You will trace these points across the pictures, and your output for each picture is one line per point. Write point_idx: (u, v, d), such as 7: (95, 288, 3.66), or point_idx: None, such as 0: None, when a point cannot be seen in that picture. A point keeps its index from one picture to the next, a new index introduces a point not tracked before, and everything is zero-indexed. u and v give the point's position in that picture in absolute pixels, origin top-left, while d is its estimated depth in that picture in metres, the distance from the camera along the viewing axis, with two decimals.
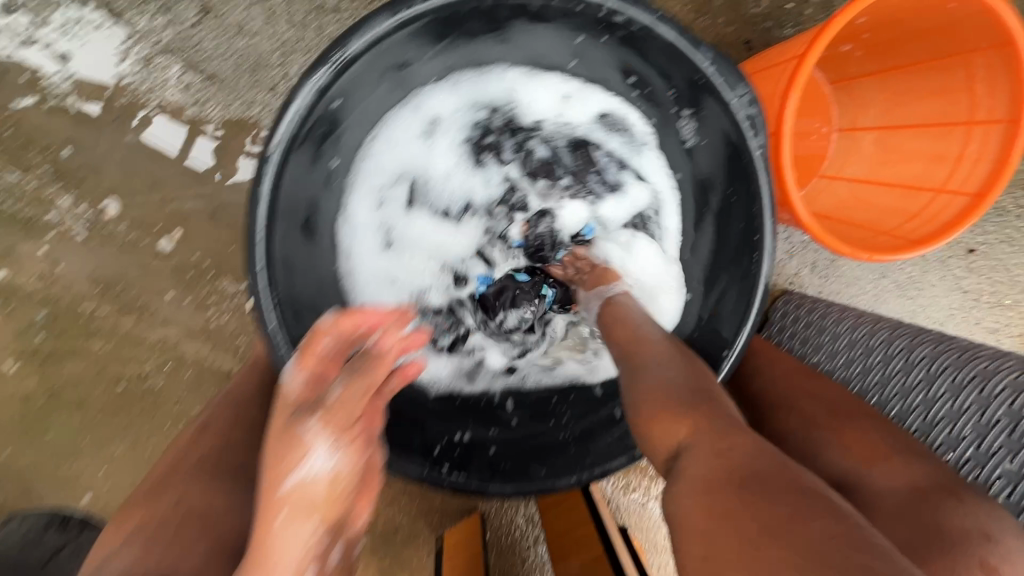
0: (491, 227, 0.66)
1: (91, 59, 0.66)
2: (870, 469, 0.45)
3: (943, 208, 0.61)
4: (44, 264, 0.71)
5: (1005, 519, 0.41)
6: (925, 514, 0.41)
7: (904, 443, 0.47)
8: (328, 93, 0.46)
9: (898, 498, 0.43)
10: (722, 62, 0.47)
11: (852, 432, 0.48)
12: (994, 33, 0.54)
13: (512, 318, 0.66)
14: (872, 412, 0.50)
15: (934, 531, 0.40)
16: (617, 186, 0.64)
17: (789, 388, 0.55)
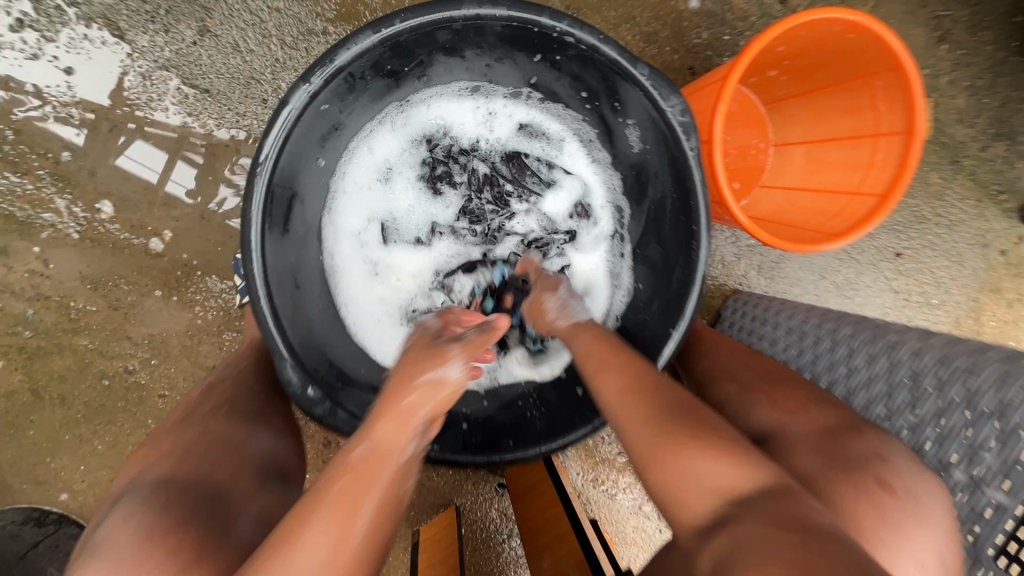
0: (461, 241, 0.72)
1: (94, 72, 0.72)
2: (791, 420, 0.52)
3: (858, 207, 0.70)
4: (36, 263, 0.74)
5: (897, 445, 0.50)
6: (837, 448, 0.49)
7: (822, 398, 0.55)
8: (317, 99, 0.53)
9: (814, 438, 0.50)
10: (657, 77, 0.54)
11: (779, 394, 0.55)
12: (888, 58, 0.64)
13: (461, 285, 0.70)
14: (798, 379, 0.58)
15: (842, 458, 0.48)
16: (553, 182, 0.72)
17: (729, 363, 0.63)
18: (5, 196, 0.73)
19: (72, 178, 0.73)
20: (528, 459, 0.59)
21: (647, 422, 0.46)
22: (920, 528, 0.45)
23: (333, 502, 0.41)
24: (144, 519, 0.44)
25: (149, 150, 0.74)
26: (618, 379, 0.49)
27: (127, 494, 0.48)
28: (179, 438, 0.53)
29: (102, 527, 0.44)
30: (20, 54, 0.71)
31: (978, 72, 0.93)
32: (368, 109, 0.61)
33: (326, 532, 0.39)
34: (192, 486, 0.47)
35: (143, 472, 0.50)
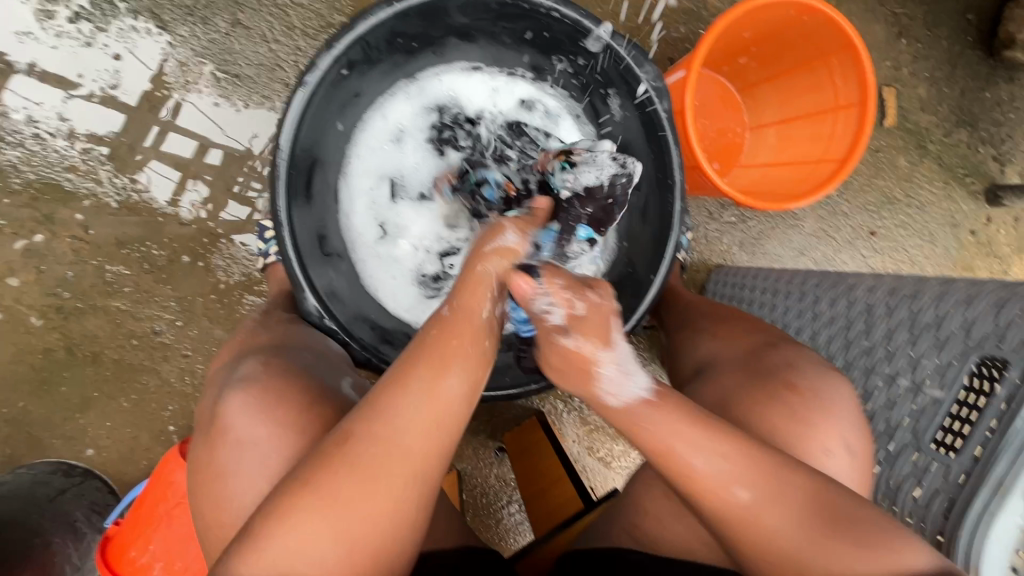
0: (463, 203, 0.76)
1: (139, 59, 0.82)
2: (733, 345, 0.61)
3: (821, 172, 0.77)
4: (78, 228, 0.82)
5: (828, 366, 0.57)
6: (762, 362, 0.57)
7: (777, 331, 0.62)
8: (339, 64, 0.61)
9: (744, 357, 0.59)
10: (632, 47, 0.63)
11: (725, 328, 0.64)
12: (839, 37, 0.73)
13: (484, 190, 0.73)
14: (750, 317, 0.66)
15: (761, 369, 0.56)
16: None
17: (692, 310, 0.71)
18: (54, 169, 0.82)
19: (116, 153, 0.83)
20: (523, 395, 0.64)
21: (744, 509, 0.44)
22: (833, 423, 0.52)
23: (428, 359, 0.46)
24: (274, 371, 0.56)
25: (163, 166, 0.84)
26: (695, 463, 0.44)
27: (246, 356, 0.60)
28: (273, 327, 0.64)
29: (238, 373, 0.56)
30: (76, 43, 0.81)
31: (935, 65, 1.02)
32: (382, 82, 0.70)
33: (423, 390, 0.45)
34: (300, 356, 0.59)
35: (253, 344, 0.62)
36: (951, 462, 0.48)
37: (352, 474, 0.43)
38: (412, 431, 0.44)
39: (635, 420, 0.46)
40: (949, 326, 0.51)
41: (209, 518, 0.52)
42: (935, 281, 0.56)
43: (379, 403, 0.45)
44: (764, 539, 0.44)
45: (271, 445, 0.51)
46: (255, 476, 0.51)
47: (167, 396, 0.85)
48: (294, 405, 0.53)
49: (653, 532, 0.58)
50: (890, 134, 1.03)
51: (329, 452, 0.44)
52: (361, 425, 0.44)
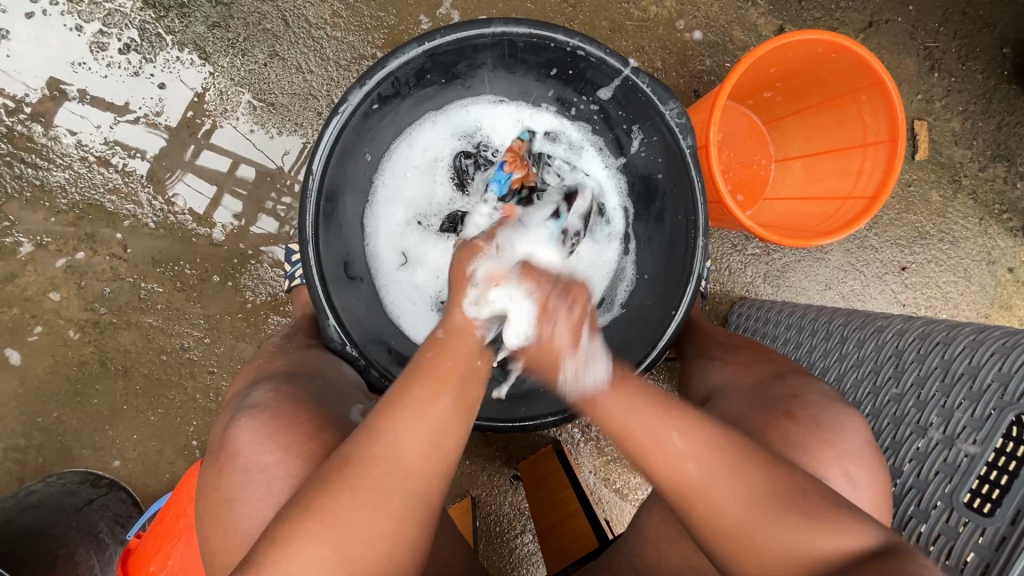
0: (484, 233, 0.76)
1: (181, 87, 0.86)
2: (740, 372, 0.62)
3: (850, 209, 0.76)
4: (117, 246, 0.86)
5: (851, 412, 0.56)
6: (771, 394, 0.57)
7: (792, 368, 0.61)
8: (370, 98, 0.64)
9: (755, 387, 0.59)
10: (656, 86, 0.64)
11: (737, 359, 0.64)
12: (869, 75, 0.72)
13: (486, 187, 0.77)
14: (762, 348, 0.67)
15: (767, 399, 0.56)
16: None
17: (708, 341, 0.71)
18: (99, 190, 0.86)
19: (156, 176, 0.87)
20: (540, 426, 0.65)
21: (697, 480, 0.47)
22: (847, 457, 0.52)
23: (424, 377, 0.48)
24: (286, 398, 0.56)
25: (199, 180, 0.87)
26: (654, 438, 0.48)
27: (258, 385, 0.61)
28: (292, 352, 0.66)
29: (247, 402, 0.57)
30: (125, 72, 0.85)
31: (969, 99, 1.00)
32: (409, 115, 0.73)
33: (419, 412, 0.46)
34: (316, 382, 0.60)
35: (268, 370, 0.63)
36: (984, 524, 0.45)
37: (356, 496, 0.43)
38: (411, 446, 0.45)
39: (605, 390, 0.51)
40: (984, 378, 0.50)
41: (215, 546, 0.53)
42: (968, 329, 0.54)
43: (376, 423, 0.46)
44: (708, 507, 0.46)
45: (280, 475, 0.51)
46: (264, 504, 0.51)
47: (192, 411, 0.87)
48: (303, 432, 0.53)
49: (651, 557, 0.59)
50: (922, 168, 1.01)
51: (330, 476, 0.44)
52: (360, 448, 0.45)
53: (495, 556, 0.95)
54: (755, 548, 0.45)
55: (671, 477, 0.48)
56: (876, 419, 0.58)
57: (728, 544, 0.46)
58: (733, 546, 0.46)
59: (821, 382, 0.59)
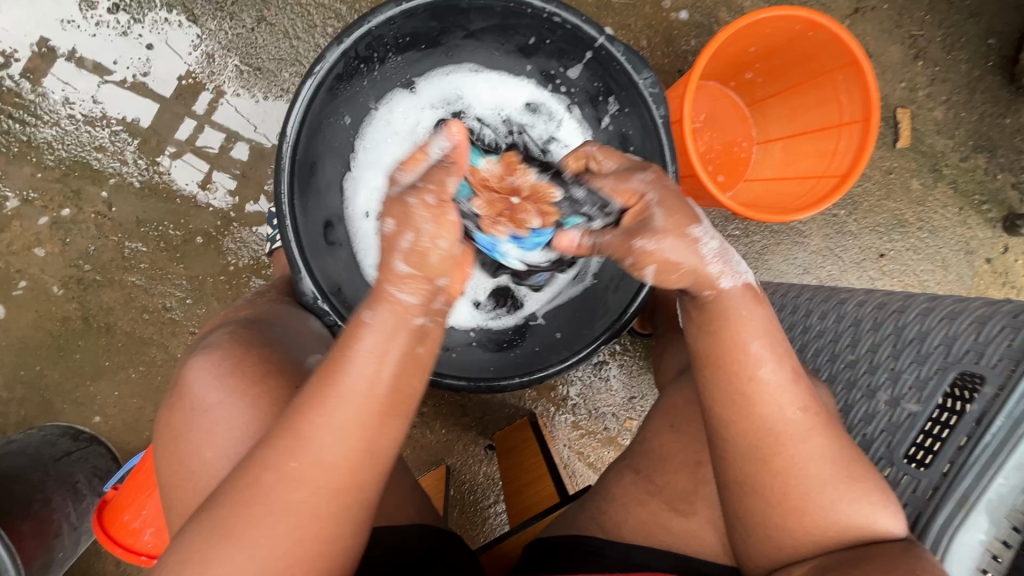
0: None
1: (169, 49, 0.87)
2: None
3: (823, 187, 0.77)
4: (102, 205, 0.87)
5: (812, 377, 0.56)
6: None
7: None
8: (349, 57, 0.64)
9: None
10: (631, 54, 0.65)
11: None
12: (845, 54, 0.73)
13: None
14: None
15: None
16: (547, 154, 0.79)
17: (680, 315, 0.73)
18: (86, 148, 0.87)
19: (142, 136, 0.88)
20: (506, 386, 0.67)
21: (798, 429, 0.47)
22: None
23: (350, 373, 0.45)
24: (239, 340, 0.57)
25: (196, 159, 0.89)
26: (767, 377, 0.48)
27: (220, 327, 0.61)
28: (263, 305, 0.66)
29: (206, 341, 0.58)
30: (113, 32, 0.86)
31: (953, 89, 1.01)
32: (390, 79, 0.73)
33: (335, 414, 0.44)
34: (273, 329, 0.60)
35: (233, 317, 0.64)
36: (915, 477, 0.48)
37: (273, 504, 0.43)
38: (330, 452, 0.44)
39: (735, 309, 0.49)
40: (931, 341, 0.51)
41: (163, 478, 0.54)
42: (922, 298, 0.55)
43: (296, 428, 0.44)
44: (797, 460, 0.47)
45: (225, 416, 0.52)
46: (206, 444, 0.52)
47: (172, 370, 0.89)
48: (250, 376, 0.54)
49: (617, 516, 0.60)
50: (903, 156, 1.02)
51: (247, 480, 0.44)
52: (279, 454, 0.44)
53: (467, 523, 0.97)
54: (812, 515, 0.47)
55: (770, 421, 0.48)
56: (832, 384, 0.60)
57: (792, 502, 0.47)
58: (795, 507, 0.47)
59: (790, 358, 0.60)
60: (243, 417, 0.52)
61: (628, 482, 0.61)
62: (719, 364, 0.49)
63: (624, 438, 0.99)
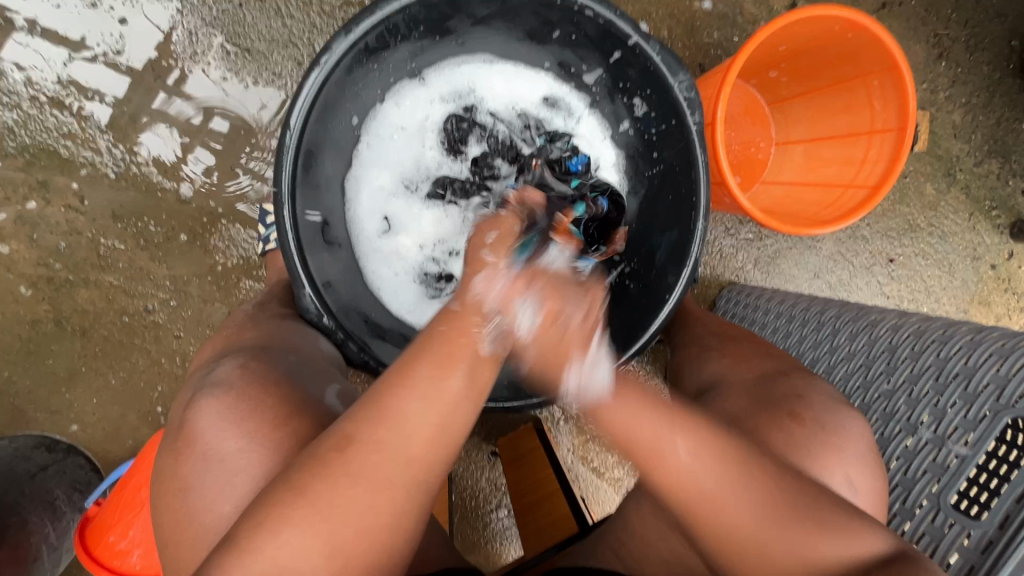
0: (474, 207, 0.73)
1: (145, 24, 0.79)
2: (732, 367, 0.61)
3: (851, 198, 0.74)
4: (73, 197, 0.80)
5: (851, 411, 0.55)
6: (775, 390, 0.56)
7: (786, 362, 0.61)
8: (358, 47, 0.58)
9: (752, 385, 0.58)
10: (667, 54, 0.59)
11: (733, 349, 0.64)
12: (884, 58, 0.69)
13: (476, 146, 0.73)
14: (756, 339, 0.66)
15: (768, 397, 0.56)
16: None
17: (698, 332, 0.70)
18: (53, 135, 0.79)
19: (117, 122, 0.80)
20: (524, 408, 0.61)
21: (710, 493, 0.44)
22: (843, 455, 0.51)
23: (436, 353, 0.43)
24: (253, 375, 0.52)
25: (178, 132, 0.81)
26: (664, 452, 0.45)
27: (228, 357, 0.57)
28: (262, 324, 0.61)
29: (214, 376, 0.53)
30: (81, 3, 0.78)
31: (973, 91, 0.98)
32: (398, 69, 0.67)
33: (425, 398, 0.41)
34: (284, 357, 0.56)
35: (236, 343, 0.59)
36: (971, 527, 0.47)
37: (352, 484, 0.39)
38: (416, 430, 0.40)
39: (607, 393, 0.47)
40: (979, 380, 0.51)
41: (167, 537, 0.49)
42: (965, 328, 0.55)
43: (381, 403, 0.41)
44: (727, 527, 0.44)
45: (244, 465, 0.48)
46: (221, 497, 0.47)
47: (156, 378, 0.83)
48: (269, 418, 0.49)
49: (633, 545, 0.59)
50: (919, 160, 0.99)
51: (328, 455, 0.40)
52: (361, 426, 0.41)
53: (469, 530, 0.94)
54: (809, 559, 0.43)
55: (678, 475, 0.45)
56: (865, 414, 0.60)
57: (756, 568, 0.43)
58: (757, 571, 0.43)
59: (824, 383, 0.58)
60: (264, 468, 0.47)
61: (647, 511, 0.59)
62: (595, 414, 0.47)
63: None
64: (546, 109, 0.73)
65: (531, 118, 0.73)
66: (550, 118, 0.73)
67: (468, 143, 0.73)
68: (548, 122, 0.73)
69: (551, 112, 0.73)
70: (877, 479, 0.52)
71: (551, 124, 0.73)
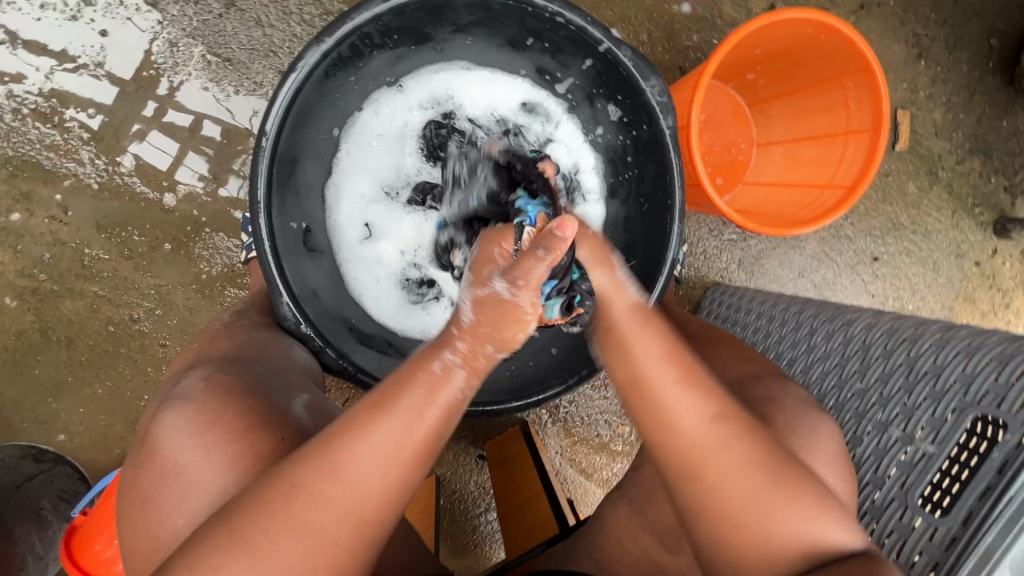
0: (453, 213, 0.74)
1: (125, 36, 0.80)
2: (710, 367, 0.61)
3: (828, 199, 0.75)
4: (57, 208, 0.80)
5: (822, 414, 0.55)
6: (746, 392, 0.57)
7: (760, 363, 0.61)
8: (330, 56, 0.58)
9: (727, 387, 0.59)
10: (639, 59, 0.60)
11: (712, 350, 0.64)
12: (858, 60, 0.70)
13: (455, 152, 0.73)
14: (734, 342, 0.66)
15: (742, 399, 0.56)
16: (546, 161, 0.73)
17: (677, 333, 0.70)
18: (35, 146, 0.80)
19: (99, 132, 0.80)
20: (501, 413, 0.62)
21: (702, 448, 0.44)
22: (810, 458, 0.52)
23: (403, 408, 0.42)
24: (217, 387, 0.53)
25: (161, 141, 0.81)
26: (670, 397, 0.45)
27: (197, 367, 0.57)
28: (240, 333, 0.61)
29: (178, 389, 0.53)
30: (61, 16, 0.78)
31: (953, 90, 0.99)
32: (375, 76, 0.67)
33: (387, 438, 0.41)
34: (254, 367, 0.56)
35: (207, 354, 0.59)
36: (935, 524, 0.48)
37: (295, 535, 0.39)
38: (364, 485, 0.40)
39: (629, 328, 0.47)
40: (948, 377, 0.51)
41: (130, 548, 0.50)
42: (937, 327, 0.56)
43: (334, 455, 0.40)
44: (712, 478, 0.44)
45: (200, 478, 0.48)
46: (178, 510, 0.48)
47: (143, 386, 0.83)
48: (231, 429, 0.50)
49: (615, 550, 0.59)
50: (901, 159, 1.00)
51: (274, 501, 0.40)
52: (309, 474, 0.40)
53: (456, 534, 0.94)
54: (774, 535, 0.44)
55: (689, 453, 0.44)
56: (840, 413, 0.60)
57: (727, 519, 0.44)
58: (737, 527, 0.44)
59: (799, 386, 0.58)
60: (220, 481, 0.48)
61: (625, 514, 0.60)
62: (630, 385, 0.46)
63: (616, 444, 0.97)
64: (523, 115, 0.73)
65: (509, 124, 0.74)
66: (528, 125, 0.74)
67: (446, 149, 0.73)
68: (526, 127, 0.74)
69: (528, 118, 0.73)
70: (841, 479, 0.52)
71: (529, 129, 0.74)
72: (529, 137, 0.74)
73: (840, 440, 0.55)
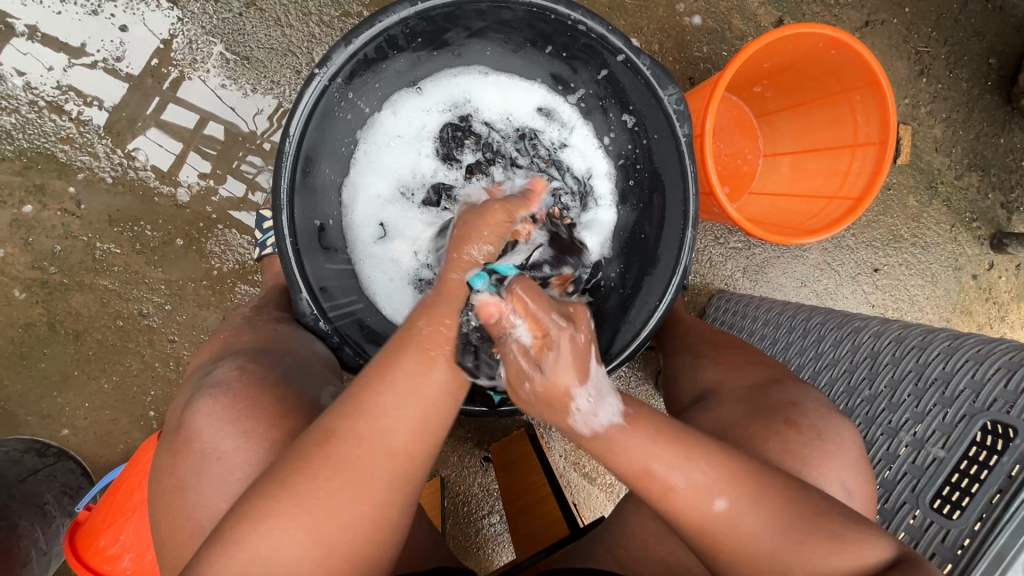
0: None
1: (143, 31, 0.80)
2: (727, 374, 0.63)
3: (835, 210, 0.76)
4: (70, 201, 0.80)
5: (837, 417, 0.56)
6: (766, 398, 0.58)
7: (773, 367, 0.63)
8: (355, 59, 0.59)
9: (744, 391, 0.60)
10: (656, 69, 0.61)
11: (729, 356, 0.65)
12: (866, 75, 0.72)
13: (469, 155, 0.74)
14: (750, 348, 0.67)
15: (764, 405, 0.57)
16: (561, 163, 0.74)
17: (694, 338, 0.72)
18: (50, 139, 0.80)
19: (115, 127, 0.81)
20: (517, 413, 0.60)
21: (725, 516, 0.44)
22: (836, 463, 0.53)
23: (414, 346, 0.44)
24: (249, 377, 0.53)
25: (176, 137, 0.82)
26: (677, 482, 0.44)
27: (226, 359, 0.57)
28: (261, 327, 0.62)
29: (211, 378, 0.54)
30: (81, 10, 0.79)
31: (953, 107, 1.02)
32: (396, 78, 0.68)
33: (407, 385, 0.43)
34: (282, 359, 0.57)
35: (233, 346, 0.60)
36: (947, 526, 0.49)
37: (344, 508, 0.41)
38: (394, 425, 0.42)
39: (612, 442, 0.44)
40: (956, 384, 0.53)
41: (164, 533, 0.50)
42: (945, 335, 0.57)
43: (361, 400, 0.42)
44: (740, 546, 0.43)
45: (239, 464, 0.49)
46: (219, 494, 0.48)
47: (150, 382, 0.83)
48: (256, 420, 0.50)
49: (635, 551, 0.59)
50: (902, 173, 1.02)
51: (309, 450, 0.41)
52: (341, 421, 0.42)
53: (460, 534, 0.94)
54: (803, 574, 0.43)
55: (698, 521, 0.44)
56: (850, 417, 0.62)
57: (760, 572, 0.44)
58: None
59: (817, 393, 0.59)
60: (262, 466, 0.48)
61: (647, 517, 0.61)
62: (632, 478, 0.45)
63: None
64: (540, 120, 0.74)
65: (524, 128, 0.75)
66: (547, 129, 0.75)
67: (460, 153, 0.74)
68: (541, 130, 0.75)
69: (544, 122, 0.74)
70: (861, 483, 0.53)
71: (544, 132, 0.75)
72: (545, 140, 0.75)
73: (860, 446, 0.55)
